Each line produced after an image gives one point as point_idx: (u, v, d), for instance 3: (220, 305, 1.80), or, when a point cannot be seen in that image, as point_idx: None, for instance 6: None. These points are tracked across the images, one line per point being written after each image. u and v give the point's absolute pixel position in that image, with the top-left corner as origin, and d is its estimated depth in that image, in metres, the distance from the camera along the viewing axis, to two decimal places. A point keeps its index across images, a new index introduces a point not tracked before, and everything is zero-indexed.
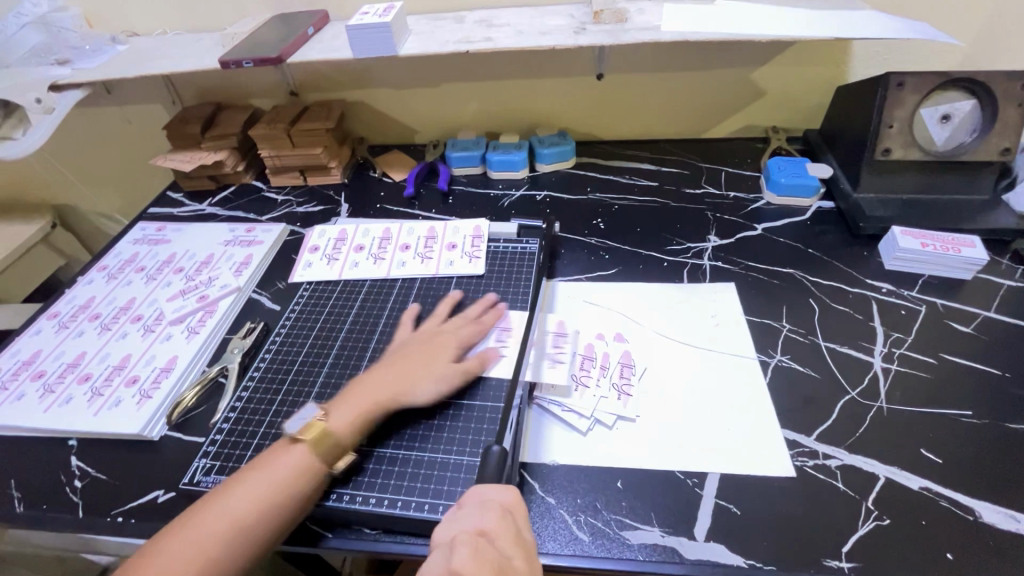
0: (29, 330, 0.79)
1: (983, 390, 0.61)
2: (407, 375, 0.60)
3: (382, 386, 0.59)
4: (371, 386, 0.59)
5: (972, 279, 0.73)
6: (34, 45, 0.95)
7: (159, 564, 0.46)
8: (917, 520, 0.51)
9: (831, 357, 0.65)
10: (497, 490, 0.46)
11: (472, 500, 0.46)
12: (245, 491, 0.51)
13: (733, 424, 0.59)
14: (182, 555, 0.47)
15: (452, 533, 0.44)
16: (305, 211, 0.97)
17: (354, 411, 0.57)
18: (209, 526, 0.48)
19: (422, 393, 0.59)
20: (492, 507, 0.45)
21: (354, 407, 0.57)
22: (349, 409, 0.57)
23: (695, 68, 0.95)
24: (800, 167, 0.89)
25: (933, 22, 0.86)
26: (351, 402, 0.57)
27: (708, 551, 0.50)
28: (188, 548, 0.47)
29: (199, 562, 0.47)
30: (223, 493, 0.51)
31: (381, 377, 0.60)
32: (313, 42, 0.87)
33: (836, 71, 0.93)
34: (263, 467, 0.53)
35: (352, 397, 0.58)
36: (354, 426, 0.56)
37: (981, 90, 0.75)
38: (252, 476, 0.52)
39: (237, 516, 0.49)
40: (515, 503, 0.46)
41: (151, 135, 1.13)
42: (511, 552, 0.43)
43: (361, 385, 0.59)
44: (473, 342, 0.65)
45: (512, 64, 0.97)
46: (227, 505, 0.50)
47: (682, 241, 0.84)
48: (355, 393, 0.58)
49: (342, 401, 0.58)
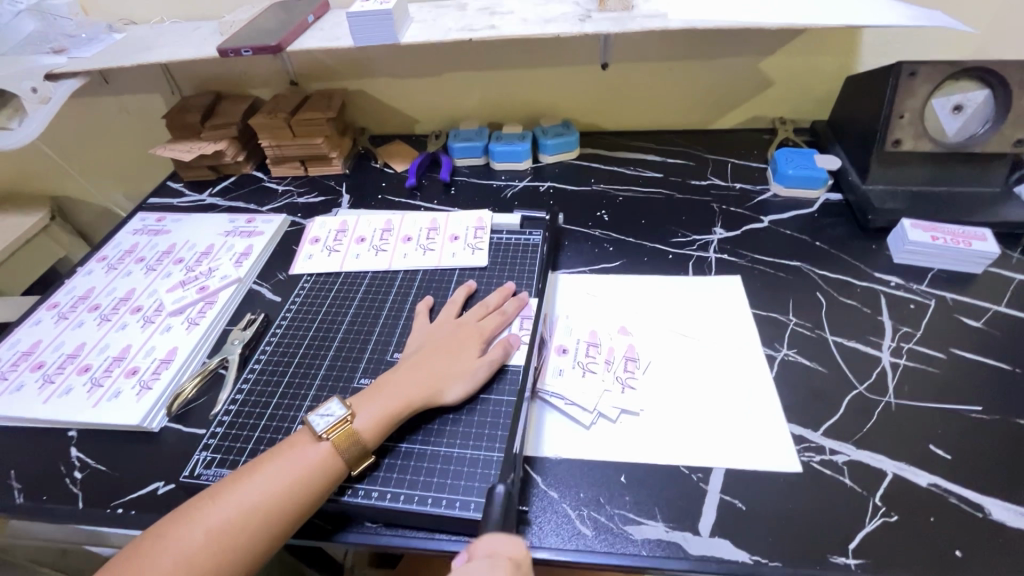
0: (28, 320, 0.78)
1: (993, 385, 0.60)
2: (436, 374, 0.59)
3: (410, 387, 0.57)
4: (400, 385, 0.58)
5: (983, 273, 0.72)
6: (29, 32, 0.93)
7: (170, 548, 0.46)
8: (926, 516, 0.50)
9: (838, 351, 0.64)
10: (508, 544, 0.45)
11: (482, 553, 0.45)
12: (262, 480, 0.50)
13: (739, 419, 0.58)
14: (194, 541, 0.46)
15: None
16: (306, 202, 0.96)
17: (382, 412, 0.55)
18: (221, 513, 0.48)
19: (449, 392, 0.58)
20: (503, 563, 0.44)
21: (382, 409, 0.55)
22: (377, 409, 0.55)
23: (702, 58, 0.93)
24: (808, 158, 0.87)
25: (946, 10, 0.84)
26: (380, 402, 0.56)
27: (714, 546, 0.49)
28: (199, 534, 0.47)
29: (210, 549, 0.46)
30: (238, 481, 0.50)
31: (409, 376, 0.59)
32: (313, 30, 0.86)
33: (844, 61, 0.92)
34: (279, 458, 0.52)
35: (378, 396, 0.57)
36: (381, 426, 0.55)
37: (995, 80, 0.74)
38: (270, 465, 0.51)
39: (253, 505, 0.49)
40: (525, 559, 0.45)
41: (150, 125, 1.12)
42: None
43: (388, 385, 0.58)
44: (494, 335, 0.65)
45: (516, 53, 0.95)
46: (241, 494, 0.49)
47: (686, 233, 0.83)
48: (382, 392, 0.57)
49: (369, 399, 0.56)
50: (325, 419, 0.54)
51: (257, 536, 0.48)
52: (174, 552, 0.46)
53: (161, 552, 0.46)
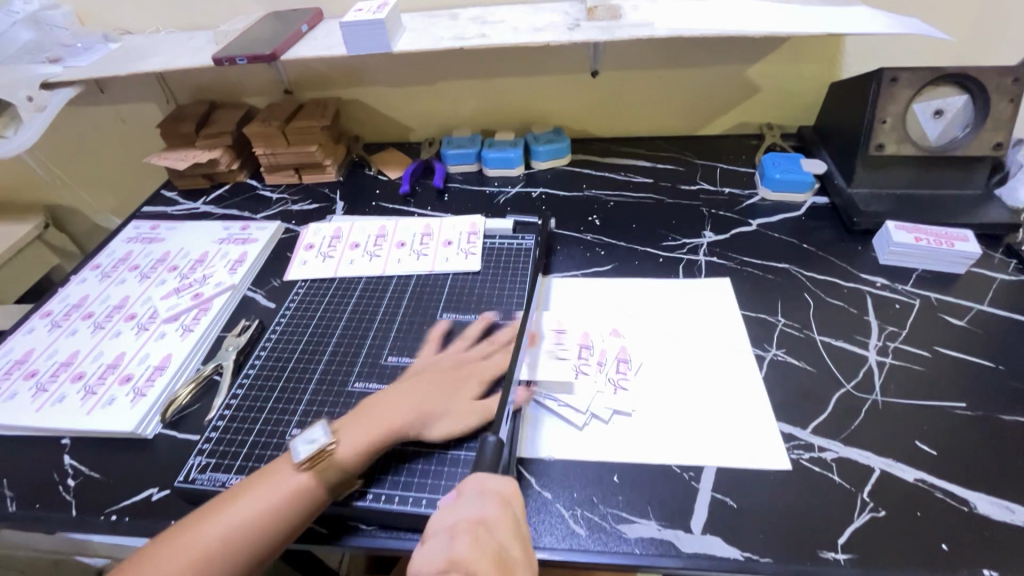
0: (21, 329, 0.78)
1: (976, 382, 0.61)
2: (425, 405, 0.58)
3: (394, 415, 0.56)
4: (385, 412, 0.56)
5: (966, 273, 0.74)
6: (25, 42, 0.94)
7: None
8: (913, 511, 0.51)
9: (826, 351, 0.66)
10: (499, 481, 0.46)
11: (472, 488, 0.46)
12: (244, 509, 0.49)
13: (729, 417, 0.59)
14: (171, 567, 0.45)
15: (450, 522, 0.44)
16: (300, 209, 0.97)
17: (366, 438, 0.54)
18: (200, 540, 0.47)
19: (433, 428, 0.57)
20: (492, 497, 0.45)
21: (364, 433, 0.54)
22: (358, 435, 0.54)
23: (689, 65, 0.95)
24: (795, 163, 0.89)
25: (925, 18, 0.86)
26: (362, 427, 0.55)
27: (705, 544, 0.50)
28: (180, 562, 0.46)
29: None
30: (219, 507, 0.50)
31: (398, 404, 0.57)
32: (307, 39, 0.87)
33: (828, 68, 0.94)
34: (260, 483, 0.51)
35: (362, 421, 0.56)
36: (360, 451, 0.54)
37: (973, 86, 0.76)
38: (253, 492, 0.50)
39: (232, 537, 0.48)
40: (514, 495, 0.46)
41: (144, 134, 1.12)
42: (510, 542, 0.43)
43: (372, 410, 0.57)
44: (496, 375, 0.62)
45: (507, 61, 0.97)
46: (222, 519, 0.49)
47: (676, 237, 0.84)
48: (368, 416, 0.56)
49: (353, 423, 0.55)
50: (309, 444, 0.52)
51: (236, 560, 0.48)
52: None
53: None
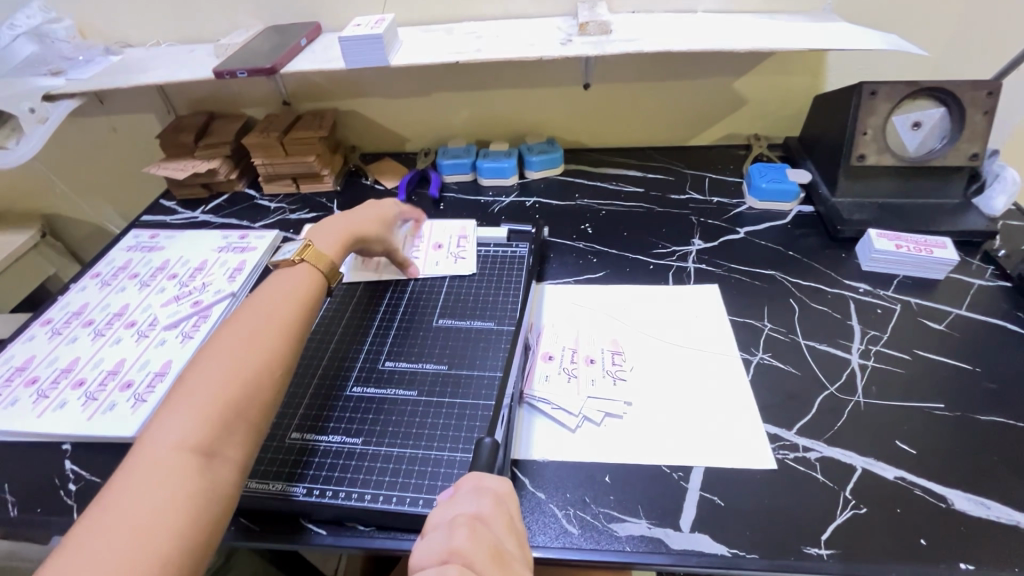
0: (21, 336, 0.79)
1: (953, 384, 0.63)
2: (362, 219, 0.76)
3: (350, 229, 0.73)
4: (341, 224, 0.73)
5: (945, 279, 0.76)
6: (28, 56, 0.97)
7: (212, 365, 0.52)
8: (892, 508, 0.53)
9: (810, 355, 0.68)
10: (494, 479, 0.48)
11: (469, 486, 0.48)
12: (261, 312, 0.58)
13: (717, 419, 0.61)
14: (220, 367, 0.51)
15: (448, 517, 0.46)
16: (299, 218, 0.99)
17: (338, 240, 0.71)
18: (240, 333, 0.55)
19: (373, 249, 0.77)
20: (487, 494, 0.47)
21: (333, 240, 0.70)
22: (331, 238, 0.71)
23: (678, 78, 0.98)
24: (780, 173, 0.92)
25: (903, 34, 0.90)
26: (333, 234, 0.71)
27: (694, 541, 0.51)
28: (238, 339, 0.55)
29: (257, 348, 0.54)
30: (245, 311, 0.58)
31: (348, 219, 0.75)
32: (306, 53, 0.89)
33: (812, 81, 0.97)
34: (266, 294, 0.61)
35: (329, 233, 0.71)
36: (340, 247, 0.70)
37: (949, 99, 0.79)
38: (261, 302, 0.59)
39: (260, 328, 0.56)
40: (509, 494, 0.48)
41: (143, 144, 1.14)
42: (506, 538, 0.44)
43: (332, 226, 0.73)
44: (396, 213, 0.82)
45: (501, 73, 1.00)
46: (253, 313, 0.58)
47: (667, 245, 0.87)
48: (330, 232, 0.72)
49: (319, 235, 0.71)
50: (291, 250, 0.67)
51: (272, 345, 0.55)
52: (223, 361, 0.52)
53: (208, 362, 0.52)
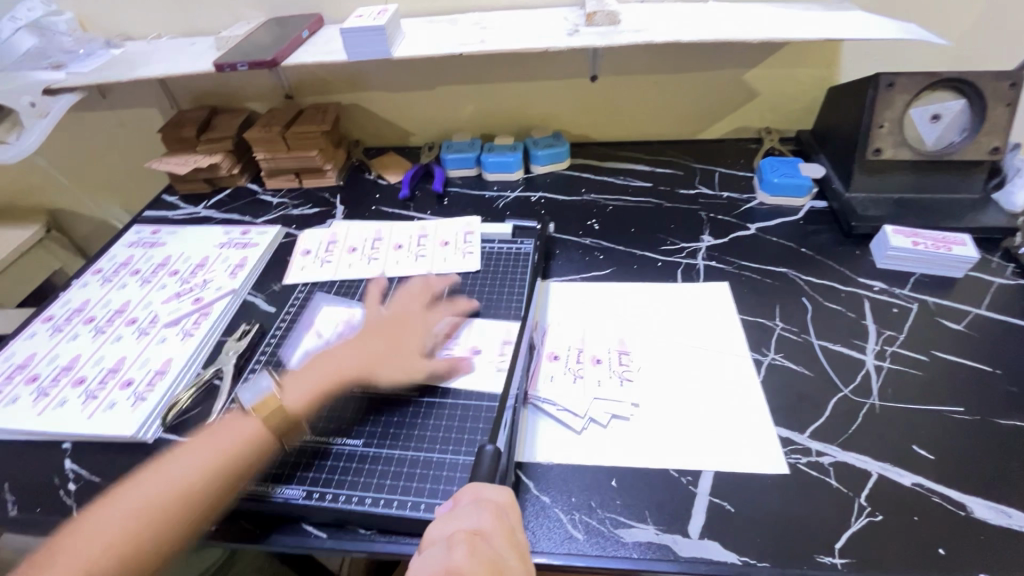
0: (23, 333, 0.79)
1: (973, 386, 0.61)
2: (362, 357, 0.63)
3: (341, 369, 0.62)
4: (335, 364, 0.63)
5: (964, 277, 0.74)
6: (28, 49, 0.92)
7: (101, 519, 0.49)
8: (909, 515, 0.51)
9: (823, 355, 0.66)
10: (493, 490, 0.47)
11: (467, 498, 0.47)
12: (190, 458, 0.53)
13: (727, 421, 0.59)
14: (117, 524, 0.48)
15: (446, 532, 0.44)
16: (301, 214, 0.98)
17: (313, 389, 0.60)
18: (150, 486, 0.51)
19: (382, 377, 0.62)
20: (488, 507, 0.46)
21: (310, 386, 0.60)
22: (309, 385, 0.61)
23: (688, 70, 0.96)
24: (793, 167, 0.90)
25: (922, 23, 0.87)
26: (311, 379, 0.61)
27: (703, 548, 0.50)
28: (136, 501, 0.50)
29: (147, 515, 0.49)
30: (175, 455, 0.54)
31: (350, 353, 0.64)
32: (308, 45, 0.88)
33: (826, 72, 0.94)
34: (209, 435, 0.56)
35: (312, 373, 0.62)
36: (311, 399, 0.60)
37: (970, 90, 0.76)
38: (200, 443, 0.55)
39: (179, 482, 0.52)
40: (510, 505, 0.46)
41: (146, 138, 1.13)
42: (507, 552, 0.43)
43: (325, 362, 0.63)
44: (422, 341, 0.66)
45: (507, 66, 0.97)
46: (176, 463, 0.53)
47: (675, 241, 0.85)
48: (316, 369, 0.62)
49: (300, 379, 0.61)
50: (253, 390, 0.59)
51: (179, 505, 0.50)
52: (109, 520, 0.49)
53: (110, 511, 0.49)
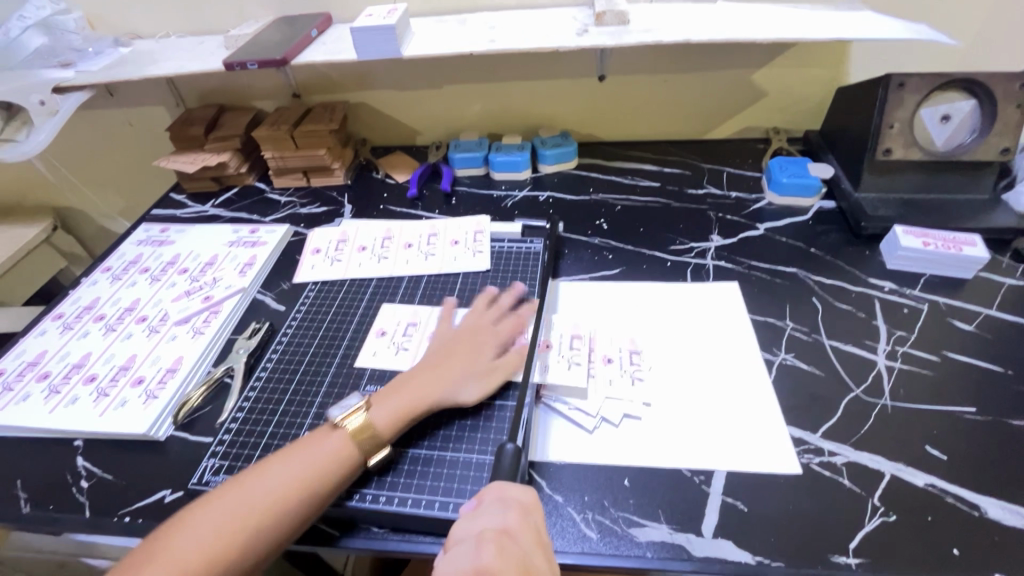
0: (33, 330, 0.79)
1: (985, 387, 0.61)
2: (443, 374, 0.60)
3: (427, 386, 0.59)
4: (420, 382, 0.59)
5: (974, 278, 0.74)
6: (37, 47, 0.94)
7: (186, 535, 0.47)
8: (922, 516, 0.51)
9: (834, 355, 0.66)
10: (517, 490, 0.47)
11: (492, 497, 0.47)
12: (282, 472, 0.51)
13: (740, 421, 0.59)
14: (211, 532, 0.47)
15: (472, 531, 0.45)
16: (309, 212, 0.98)
17: (401, 408, 0.57)
18: (235, 503, 0.49)
19: (464, 392, 0.60)
20: (513, 506, 0.46)
21: (397, 406, 0.57)
22: (395, 404, 0.57)
23: (696, 70, 0.96)
24: (801, 167, 0.90)
25: (932, 23, 0.87)
26: (398, 398, 0.58)
27: (717, 548, 0.50)
28: (228, 510, 0.49)
29: (239, 527, 0.48)
30: (258, 471, 0.52)
31: (432, 371, 0.61)
32: (317, 44, 0.88)
33: (835, 72, 0.94)
34: (302, 448, 0.54)
35: (398, 392, 0.58)
36: (399, 420, 0.57)
37: (981, 91, 0.76)
38: (293, 456, 0.53)
39: (270, 497, 0.50)
40: (534, 504, 0.47)
41: (153, 137, 1.13)
42: (533, 551, 0.44)
43: (408, 382, 0.60)
44: (497, 350, 0.64)
45: (515, 65, 0.97)
46: (260, 481, 0.51)
47: (684, 241, 0.85)
48: (401, 389, 0.59)
49: (387, 397, 0.58)
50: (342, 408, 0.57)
51: (269, 522, 0.49)
52: (198, 535, 0.47)
53: (205, 516, 0.48)
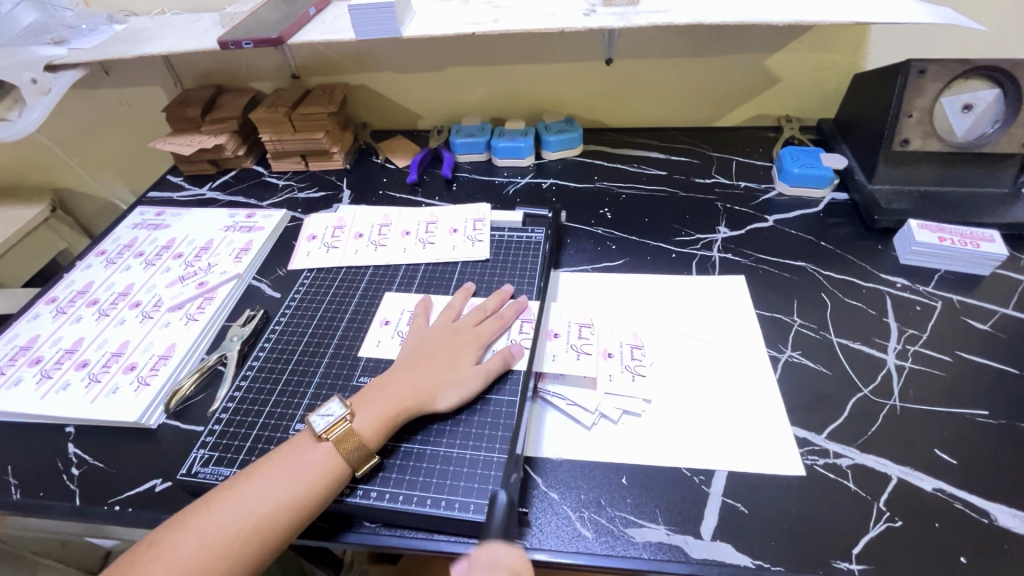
0: (26, 314, 0.78)
1: (998, 390, 0.59)
2: (422, 380, 0.58)
3: (407, 392, 0.57)
4: (398, 388, 0.57)
5: (990, 275, 0.71)
6: (29, 23, 0.92)
7: (163, 560, 0.45)
8: (930, 522, 0.49)
9: (843, 353, 0.64)
10: (508, 552, 0.45)
11: (480, 562, 0.45)
12: (263, 486, 0.49)
13: (744, 420, 0.57)
14: (190, 554, 0.46)
15: None
16: (307, 197, 0.96)
17: (383, 415, 0.55)
18: (215, 524, 0.47)
19: (443, 399, 0.57)
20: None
21: (378, 413, 0.55)
22: (376, 411, 0.55)
23: (707, 54, 0.92)
24: (814, 157, 0.86)
25: (957, 7, 0.83)
26: (378, 405, 0.55)
27: (715, 550, 0.49)
28: (208, 529, 0.47)
29: (222, 547, 0.46)
30: (237, 487, 0.50)
31: (410, 376, 0.58)
32: (314, 23, 0.85)
33: (853, 58, 0.90)
34: (283, 460, 0.51)
35: (377, 398, 0.56)
36: (381, 428, 0.54)
37: (1005, 79, 0.73)
38: (273, 469, 0.51)
39: (251, 514, 0.48)
40: (524, 568, 0.45)
41: (150, 117, 1.11)
42: None
43: (387, 387, 0.57)
44: (478, 354, 0.61)
45: (520, 47, 0.94)
46: (239, 498, 0.49)
47: (691, 232, 0.82)
48: (381, 395, 0.56)
49: (368, 403, 0.56)
50: (325, 417, 0.54)
51: (252, 539, 0.47)
52: (176, 558, 0.45)
53: (185, 536, 0.47)
